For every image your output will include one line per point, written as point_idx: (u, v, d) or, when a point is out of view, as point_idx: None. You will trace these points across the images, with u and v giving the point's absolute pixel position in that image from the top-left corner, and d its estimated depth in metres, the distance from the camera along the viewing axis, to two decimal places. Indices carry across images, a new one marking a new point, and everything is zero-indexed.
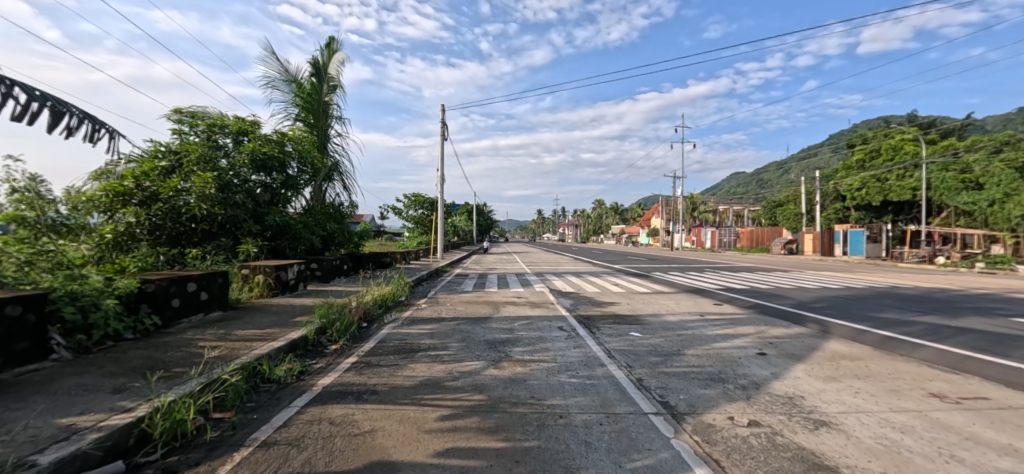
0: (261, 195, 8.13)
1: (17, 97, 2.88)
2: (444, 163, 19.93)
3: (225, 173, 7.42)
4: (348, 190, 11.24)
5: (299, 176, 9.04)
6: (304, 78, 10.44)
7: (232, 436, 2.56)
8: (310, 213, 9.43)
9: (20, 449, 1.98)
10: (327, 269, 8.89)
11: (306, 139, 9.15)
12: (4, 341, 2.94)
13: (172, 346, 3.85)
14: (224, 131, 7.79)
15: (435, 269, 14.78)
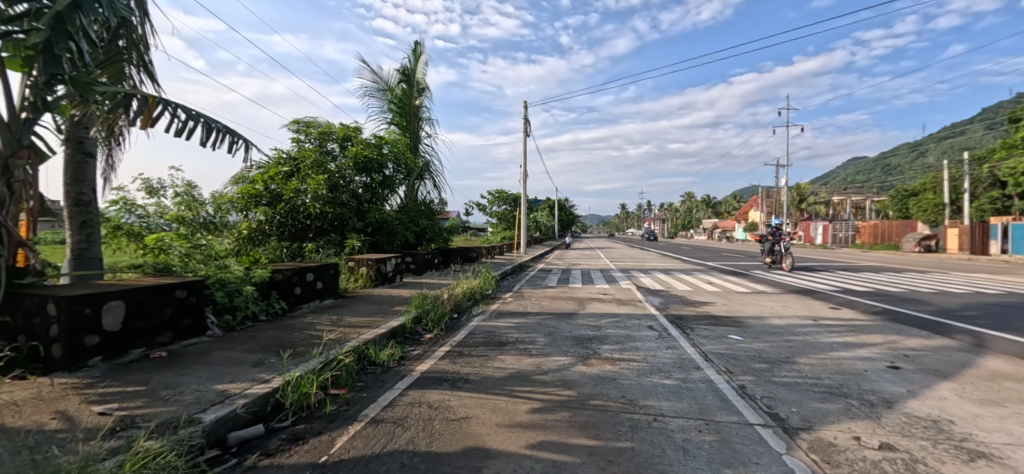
0: (363, 194, 8.89)
1: (180, 117, 3.52)
2: (525, 159, 20.09)
3: (334, 175, 8.24)
4: (437, 189, 11.86)
5: (395, 176, 9.71)
6: (397, 85, 11.23)
7: (347, 411, 2.85)
8: (405, 210, 10.10)
9: (189, 408, 2.41)
10: (420, 263, 9.49)
11: (400, 141, 9.80)
12: (174, 318, 3.59)
13: (296, 328, 4.39)
14: (332, 138, 8.62)
15: (518, 263, 15.01)
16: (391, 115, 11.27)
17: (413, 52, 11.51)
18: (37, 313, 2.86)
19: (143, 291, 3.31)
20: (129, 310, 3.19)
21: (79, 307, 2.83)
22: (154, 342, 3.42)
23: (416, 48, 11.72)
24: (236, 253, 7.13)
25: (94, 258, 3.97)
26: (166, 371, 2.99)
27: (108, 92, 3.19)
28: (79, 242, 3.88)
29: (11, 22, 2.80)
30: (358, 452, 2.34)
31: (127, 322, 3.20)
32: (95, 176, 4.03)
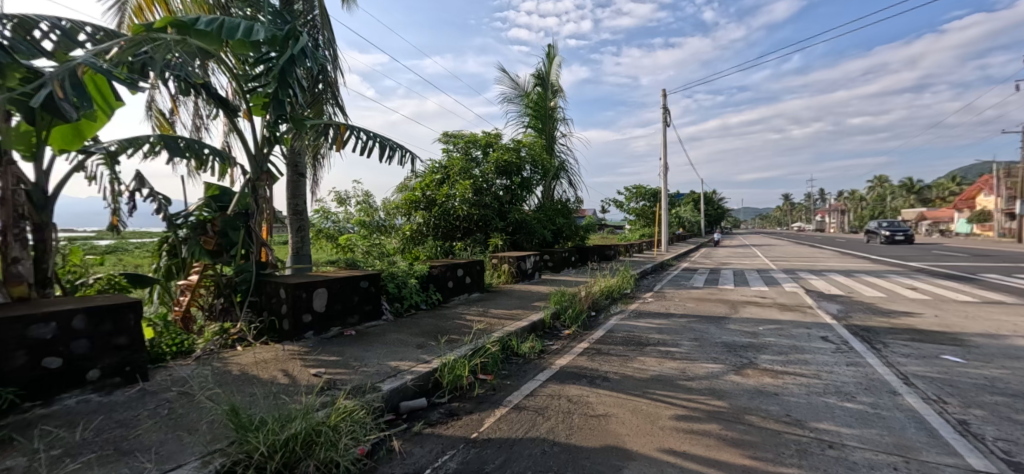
0: (504, 196, 9.49)
1: (364, 138, 4.31)
2: (665, 151, 18.77)
3: (478, 180, 8.98)
4: (573, 187, 11.94)
5: (532, 177, 10.08)
6: (532, 89, 11.66)
7: (494, 395, 3.10)
8: (542, 209, 10.42)
9: (372, 377, 2.94)
10: (557, 260, 9.73)
11: (536, 143, 10.14)
12: (359, 304, 4.40)
13: (450, 317, 4.95)
14: (476, 145, 9.37)
15: (658, 261, 14.12)
16: (528, 119, 11.78)
17: (547, 55, 11.82)
18: (275, 295, 3.85)
19: (339, 281, 4.14)
20: (330, 296, 4.04)
21: (299, 293, 3.71)
22: (347, 322, 4.25)
23: (550, 50, 12.00)
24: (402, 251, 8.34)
25: (307, 254, 5.12)
26: (355, 346, 3.69)
27: (315, 125, 4.07)
28: (297, 242, 5.05)
29: (257, 80, 3.79)
30: (504, 433, 2.53)
31: (329, 305, 4.05)
32: (306, 191, 5.18)
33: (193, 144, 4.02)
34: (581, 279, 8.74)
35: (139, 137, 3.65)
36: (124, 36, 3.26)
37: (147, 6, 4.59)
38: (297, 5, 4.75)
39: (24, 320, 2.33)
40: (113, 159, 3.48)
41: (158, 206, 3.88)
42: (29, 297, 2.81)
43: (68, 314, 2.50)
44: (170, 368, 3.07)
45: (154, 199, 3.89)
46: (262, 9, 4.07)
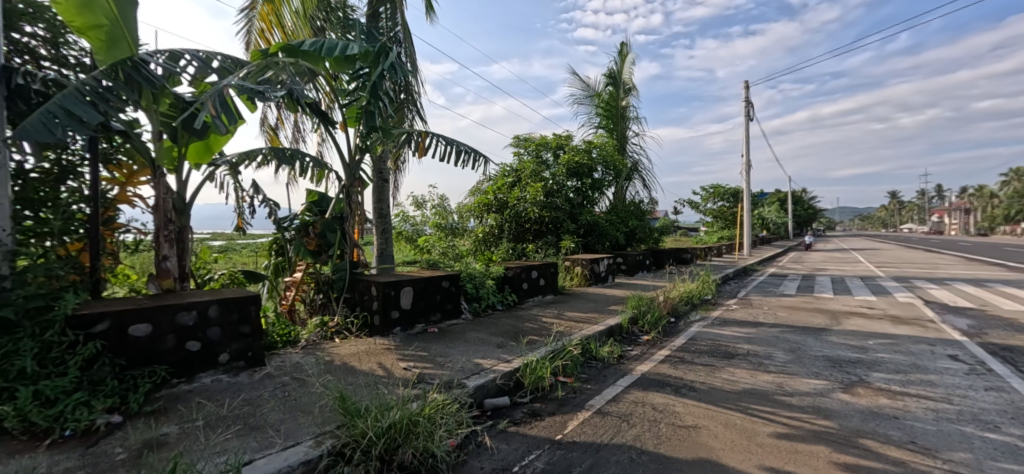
0: (575, 198, 9.40)
1: (441, 144, 4.54)
2: (746, 148, 17.47)
3: (549, 182, 8.99)
4: (646, 187, 11.55)
5: (604, 179, 9.89)
6: (603, 89, 11.50)
7: (575, 398, 3.10)
8: (613, 211, 10.18)
9: (459, 373, 3.07)
10: (631, 263, 9.46)
11: (608, 144, 9.94)
12: (441, 302, 4.63)
13: (526, 318, 5.02)
14: (547, 148, 9.38)
15: (740, 266, 13.15)
16: (598, 119, 11.64)
17: (619, 53, 11.59)
18: (367, 292, 4.17)
19: (424, 281, 4.38)
20: (416, 294, 4.29)
21: (388, 290, 4.00)
22: (429, 320, 4.49)
23: (621, 48, 11.76)
24: (476, 253, 8.59)
25: (391, 254, 5.49)
26: (439, 342, 3.88)
27: (400, 134, 4.35)
28: (384, 244, 5.43)
29: (352, 94, 4.13)
30: (589, 437, 2.52)
31: (414, 303, 4.30)
32: (390, 196, 5.55)
33: (298, 154, 4.48)
34: (656, 284, 8.40)
35: (254, 150, 4.15)
36: (245, 61, 3.71)
37: (266, 27, 5.23)
38: (382, 23, 5.10)
39: (173, 308, 2.75)
40: (235, 170, 3.98)
41: (270, 211, 4.38)
42: (174, 290, 3.30)
43: (205, 304, 2.90)
44: (281, 355, 3.44)
45: (266, 204, 4.39)
46: (355, 30, 4.44)
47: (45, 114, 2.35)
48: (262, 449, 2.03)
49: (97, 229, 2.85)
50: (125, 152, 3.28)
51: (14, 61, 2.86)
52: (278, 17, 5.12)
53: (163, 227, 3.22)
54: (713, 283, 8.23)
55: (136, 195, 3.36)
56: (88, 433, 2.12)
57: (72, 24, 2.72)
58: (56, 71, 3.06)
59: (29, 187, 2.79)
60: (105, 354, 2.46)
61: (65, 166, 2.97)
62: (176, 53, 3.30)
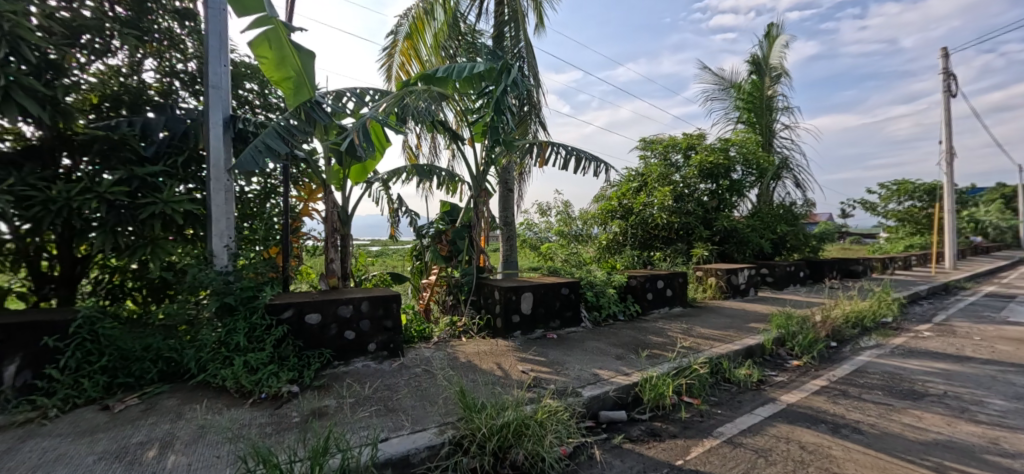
0: (709, 202, 8.21)
1: (562, 152, 4.61)
2: (948, 132, 13.68)
3: (679, 186, 8.08)
4: (799, 187, 9.91)
5: (744, 179, 8.64)
6: (745, 79, 10.29)
7: (701, 422, 2.81)
8: (756, 215, 8.92)
9: (574, 382, 3.05)
10: (780, 276, 8.18)
11: (749, 140, 8.79)
12: (561, 309, 4.65)
13: (650, 331, 4.72)
14: (676, 149, 8.40)
15: (940, 283, 10.27)
16: (738, 113, 10.44)
17: (765, 36, 10.24)
18: (491, 296, 4.45)
19: (543, 287, 4.47)
20: (535, 300, 4.40)
21: (510, 296, 4.20)
22: (549, 326, 4.55)
23: (768, 30, 10.37)
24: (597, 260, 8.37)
25: (514, 261, 5.75)
26: (557, 349, 3.91)
27: (521, 145, 4.54)
28: (508, 249, 5.74)
29: (478, 111, 4.45)
30: (715, 469, 2.25)
31: (534, 309, 4.41)
32: (514, 205, 5.83)
33: (433, 169, 4.98)
34: (814, 300, 7.07)
35: (399, 168, 4.77)
36: (390, 92, 4.30)
37: (405, 61, 5.94)
38: (505, 42, 5.41)
39: (335, 302, 3.31)
40: (385, 186, 4.63)
41: (411, 220, 4.97)
42: (339, 287, 3.97)
43: (359, 300, 3.41)
44: (417, 349, 3.86)
45: (408, 215, 4.99)
46: (481, 52, 4.78)
47: (255, 148, 3.10)
48: (397, 430, 2.32)
49: (287, 237, 3.63)
50: (306, 175, 4.09)
51: (240, 111, 3.85)
52: (416, 51, 5.87)
53: (331, 235, 3.93)
54: (897, 303, 6.60)
55: (314, 209, 4.16)
56: (276, 397, 2.70)
57: (270, 77, 3.45)
58: (264, 115, 4.01)
59: (246, 205, 3.69)
60: (290, 336, 3.10)
61: (269, 188, 3.86)
62: (341, 92, 4.01)
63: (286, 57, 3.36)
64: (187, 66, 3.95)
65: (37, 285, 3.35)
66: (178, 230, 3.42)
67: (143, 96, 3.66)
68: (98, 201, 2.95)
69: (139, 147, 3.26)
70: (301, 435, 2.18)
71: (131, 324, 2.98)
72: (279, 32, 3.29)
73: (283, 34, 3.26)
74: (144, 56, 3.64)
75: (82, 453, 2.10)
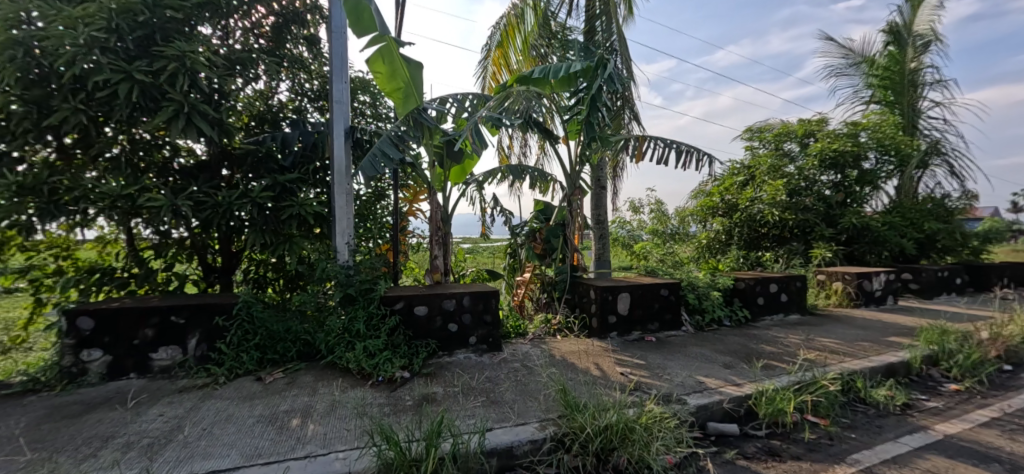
0: (832, 196, 7.15)
1: (661, 146, 4.39)
2: None
3: (794, 178, 7.17)
4: (956, 176, 8.22)
5: (880, 168, 7.36)
6: (881, 52, 8.84)
7: (831, 446, 2.47)
8: (894, 211, 7.57)
9: (678, 389, 2.89)
10: (927, 282, 6.89)
11: (885, 122, 7.52)
12: (659, 311, 4.42)
13: (762, 339, 4.28)
14: (790, 137, 7.47)
15: None
16: (871, 92, 8.99)
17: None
18: (586, 295, 4.41)
19: (641, 287, 4.29)
20: (632, 300, 4.25)
21: (606, 295, 4.12)
22: (647, 328, 4.36)
23: None
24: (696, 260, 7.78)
25: (606, 260, 5.64)
26: (656, 353, 3.73)
27: (616, 140, 4.42)
28: (600, 248, 5.65)
29: (572, 109, 4.42)
30: None
31: (631, 310, 4.26)
32: (606, 202, 5.70)
33: (527, 168, 5.06)
34: (979, 313, 5.80)
35: (493, 169, 4.93)
36: (487, 95, 4.46)
37: (497, 70, 6.17)
38: (597, 36, 5.31)
39: (440, 296, 3.52)
40: (481, 186, 4.82)
41: (505, 219, 5.11)
42: (441, 282, 4.23)
43: (460, 295, 3.59)
44: (514, 344, 3.96)
45: (502, 214, 5.14)
46: (574, 50, 4.74)
47: (372, 155, 3.43)
48: (500, 421, 2.40)
49: (396, 235, 3.96)
50: (412, 178, 4.43)
51: (356, 122, 4.30)
52: (506, 58, 6.03)
53: (435, 233, 4.20)
54: None
55: (418, 209, 4.50)
56: (391, 381, 2.96)
57: (383, 89, 3.83)
58: (375, 124, 4.41)
59: (362, 206, 4.11)
60: (401, 326, 3.39)
61: (380, 190, 4.25)
62: (443, 98, 4.26)
63: (397, 70, 3.68)
64: (313, 85, 4.52)
65: (206, 274, 4.09)
66: (309, 229, 3.93)
67: (280, 114, 4.26)
68: (251, 205, 3.51)
69: (280, 158, 3.81)
70: (416, 418, 2.36)
71: (275, 309, 3.50)
72: (390, 48, 3.65)
73: (394, 50, 3.59)
74: (281, 79, 4.22)
75: (245, 415, 2.51)
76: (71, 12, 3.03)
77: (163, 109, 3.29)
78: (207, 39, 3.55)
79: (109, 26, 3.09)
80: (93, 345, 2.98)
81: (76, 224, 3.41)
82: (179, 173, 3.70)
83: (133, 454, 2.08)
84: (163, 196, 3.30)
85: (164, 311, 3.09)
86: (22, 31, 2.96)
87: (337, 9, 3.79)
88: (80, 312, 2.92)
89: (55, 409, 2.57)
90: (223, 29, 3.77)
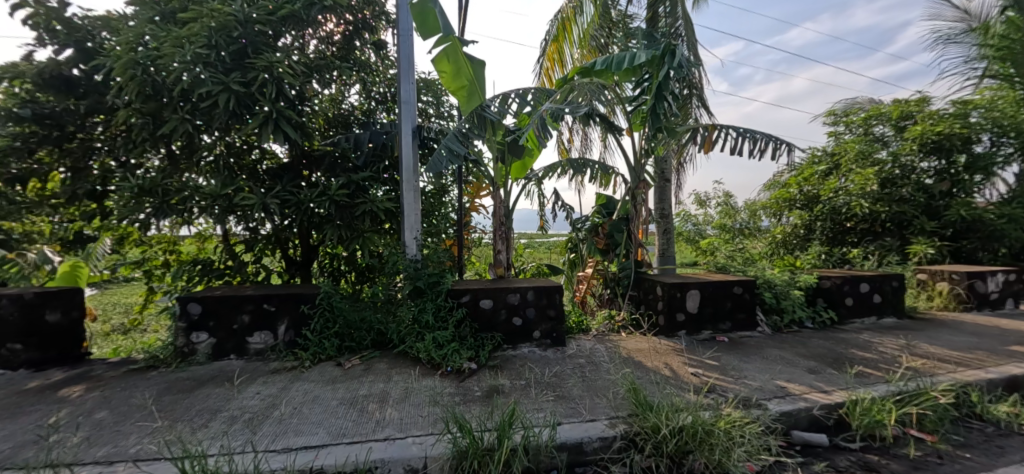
0: (935, 186, 6.36)
1: (734, 135, 4.14)
2: None
3: (888, 166, 6.44)
4: None
5: (995, 151, 6.39)
6: (999, 17, 7.67)
7: (943, 466, 2.20)
8: (1014, 201, 6.57)
9: (757, 393, 2.72)
10: None
11: (1004, 98, 6.53)
12: (732, 311, 4.18)
13: (852, 344, 3.91)
14: (882, 119, 6.72)
15: None
16: (986, 65, 7.84)
17: None
18: (652, 292, 4.29)
19: (712, 284, 4.08)
20: (703, 298, 4.06)
21: (674, 292, 3.98)
22: (718, 328, 4.14)
23: None
24: (769, 257, 7.24)
25: (671, 256, 5.44)
26: (730, 354, 3.54)
27: (684, 131, 4.22)
28: (664, 244, 5.46)
29: (636, 100, 4.28)
30: None
31: (701, 308, 4.07)
32: (671, 196, 5.49)
33: (587, 162, 4.98)
34: None
35: (554, 163, 4.91)
36: (549, 89, 4.44)
37: (550, 66, 6.06)
38: (661, 23, 5.10)
39: (505, 290, 3.58)
40: (541, 181, 4.82)
41: (566, 214, 5.08)
42: (504, 276, 4.30)
43: (524, 290, 3.63)
44: (577, 340, 3.94)
45: (563, 209, 5.12)
46: (637, 38, 4.59)
47: (439, 152, 3.54)
48: (570, 416, 2.40)
49: (461, 230, 4.07)
50: (474, 174, 4.53)
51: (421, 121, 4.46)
52: (561, 55, 5.95)
53: (498, 228, 4.27)
54: None
55: (480, 205, 4.60)
56: (460, 372, 3.06)
57: (448, 89, 3.94)
58: (438, 122, 4.55)
59: (428, 203, 4.27)
60: (468, 319, 3.49)
61: (443, 187, 4.39)
62: (505, 94, 4.30)
63: (461, 68, 3.77)
64: (380, 88, 4.75)
65: (289, 267, 4.45)
66: (380, 224, 4.15)
67: (352, 116, 4.53)
68: (329, 202, 3.76)
69: (354, 158, 4.06)
70: (486, 409, 2.42)
71: (352, 300, 3.74)
72: (455, 47, 3.74)
73: (459, 49, 3.68)
74: (353, 83, 4.47)
75: (329, 397, 2.72)
76: (177, 32, 3.37)
77: (254, 116, 3.62)
78: (288, 49, 3.83)
79: (209, 43, 3.43)
80: (200, 329, 3.36)
81: (184, 221, 3.85)
82: (267, 174, 4.05)
83: (238, 427, 2.32)
84: (254, 195, 3.64)
85: (258, 300, 3.41)
86: (140, 52, 3.38)
87: (405, 13, 3.95)
88: (190, 299, 3.31)
89: (172, 383, 2.93)
90: (303, 40, 4.06)
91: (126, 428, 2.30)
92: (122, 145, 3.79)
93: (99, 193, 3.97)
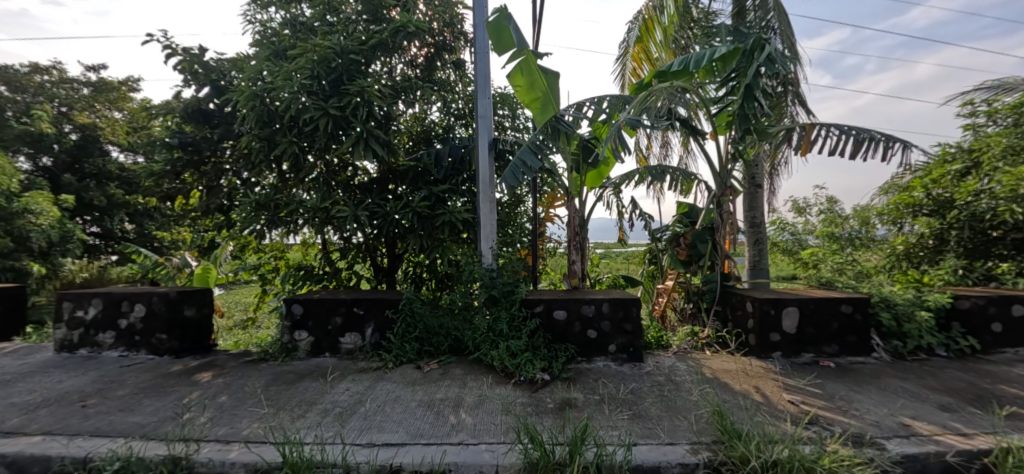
0: None
1: (835, 134, 3.70)
2: None
3: None
4: None
5: None
6: None
7: None
8: None
9: (871, 429, 2.36)
10: None
11: None
12: (840, 332, 3.69)
13: (1002, 378, 3.23)
14: None
15: None
16: None
17: None
18: (741, 307, 3.95)
19: (814, 302, 3.63)
20: (802, 317, 3.63)
21: (767, 309, 3.62)
22: (822, 351, 3.68)
23: None
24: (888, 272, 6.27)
25: (764, 268, 4.97)
26: (837, 381, 3.12)
27: (777, 132, 3.85)
28: (755, 256, 5.01)
29: (721, 101, 4.00)
30: None
31: (801, 328, 3.65)
32: (763, 203, 5.03)
33: (667, 168, 4.74)
34: None
35: (631, 171, 4.75)
36: (625, 96, 4.33)
37: (637, 65, 5.92)
38: (750, 16, 4.76)
39: (579, 301, 3.53)
40: (618, 189, 4.68)
41: (644, 223, 4.89)
42: (579, 287, 4.23)
43: (599, 301, 3.54)
44: (656, 356, 3.74)
45: (641, 218, 4.93)
46: (722, 35, 4.32)
47: (514, 164, 3.61)
48: (646, 437, 2.28)
49: (535, 240, 4.10)
50: (549, 184, 4.55)
51: (498, 134, 4.61)
52: (647, 53, 5.79)
53: (573, 238, 4.22)
54: None
55: (554, 214, 4.60)
56: (532, 382, 3.06)
57: (523, 101, 4.01)
58: (513, 134, 4.66)
59: (503, 213, 4.37)
60: (541, 329, 3.49)
61: (518, 197, 4.46)
62: (580, 103, 4.27)
63: (535, 80, 3.83)
64: (458, 104, 4.98)
65: (376, 274, 4.80)
66: (458, 234, 4.32)
67: (432, 132, 4.82)
68: (412, 214, 4.02)
69: (434, 171, 4.31)
70: (557, 422, 2.39)
71: (432, 306, 3.94)
72: (530, 60, 3.81)
73: (533, 62, 3.76)
74: (434, 102, 4.75)
75: (409, 398, 2.87)
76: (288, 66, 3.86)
77: (348, 136, 3.99)
78: (377, 74, 4.19)
79: (312, 74, 3.87)
80: (301, 328, 3.76)
81: (291, 231, 4.37)
82: (359, 188, 4.43)
83: (330, 419, 2.55)
84: (347, 207, 3.99)
85: (349, 303, 3.73)
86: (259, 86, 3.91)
87: (482, 31, 4.12)
88: (293, 301, 3.72)
89: (278, 375, 3.31)
90: (390, 65, 4.42)
91: (241, 412, 2.64)
92: (244, 166, 4.40)
93: (226, 207, 4.64)
